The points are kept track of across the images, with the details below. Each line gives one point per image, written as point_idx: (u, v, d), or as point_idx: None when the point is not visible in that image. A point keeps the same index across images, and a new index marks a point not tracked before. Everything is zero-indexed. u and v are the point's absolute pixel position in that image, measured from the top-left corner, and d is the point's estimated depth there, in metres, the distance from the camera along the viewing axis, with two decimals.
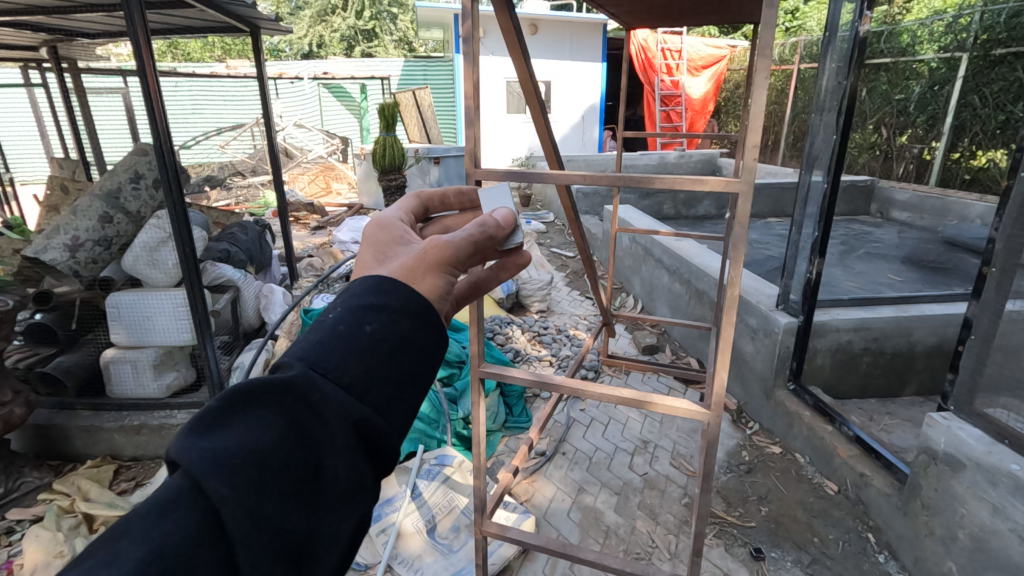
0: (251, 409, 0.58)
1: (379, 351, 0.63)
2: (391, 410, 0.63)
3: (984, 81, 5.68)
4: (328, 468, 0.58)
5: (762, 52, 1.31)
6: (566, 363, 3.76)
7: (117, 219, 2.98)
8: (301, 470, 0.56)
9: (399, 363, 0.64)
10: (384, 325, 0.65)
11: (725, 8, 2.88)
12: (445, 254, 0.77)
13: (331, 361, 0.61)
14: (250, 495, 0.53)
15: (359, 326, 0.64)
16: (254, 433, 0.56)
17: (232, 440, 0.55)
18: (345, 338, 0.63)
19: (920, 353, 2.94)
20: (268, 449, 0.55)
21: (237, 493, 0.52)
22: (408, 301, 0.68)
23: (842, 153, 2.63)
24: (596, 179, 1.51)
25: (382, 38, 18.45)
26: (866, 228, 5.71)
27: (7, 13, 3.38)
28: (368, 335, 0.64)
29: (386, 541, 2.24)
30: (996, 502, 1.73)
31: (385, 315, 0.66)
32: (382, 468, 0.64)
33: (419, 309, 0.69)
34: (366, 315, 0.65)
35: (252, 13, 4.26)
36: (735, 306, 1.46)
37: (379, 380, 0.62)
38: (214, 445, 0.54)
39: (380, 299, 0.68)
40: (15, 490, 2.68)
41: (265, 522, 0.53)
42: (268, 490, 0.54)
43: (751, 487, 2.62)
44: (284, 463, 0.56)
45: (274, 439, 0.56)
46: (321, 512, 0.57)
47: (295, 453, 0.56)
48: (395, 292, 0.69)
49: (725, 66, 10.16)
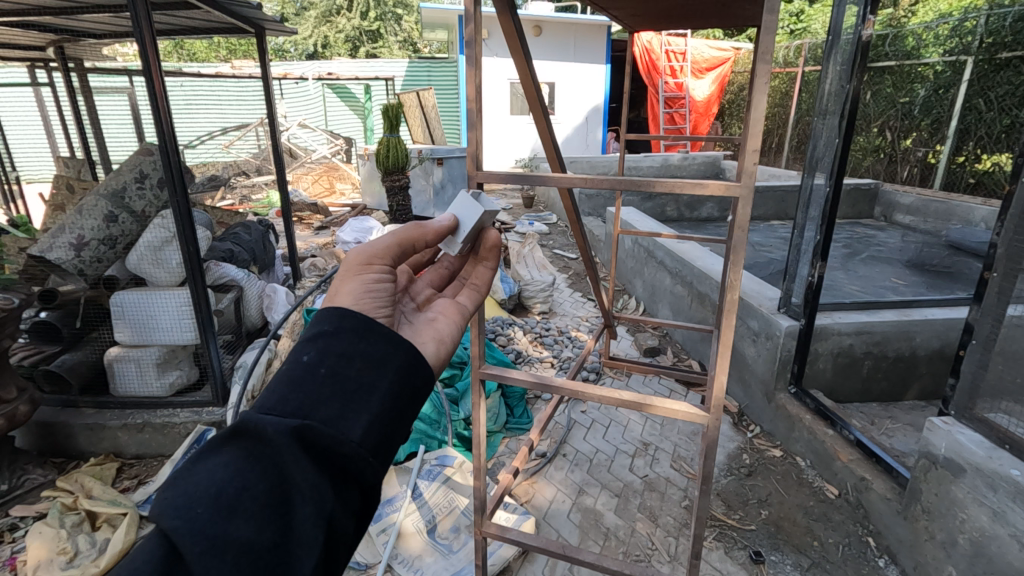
0: (211, 452, 0.67)
1: (317, 374, 0.72)
2: (339, 422, 0.69)
3: (989, 85, 5.61)
4: (286, 487, 0.66)
5: (763, 56, 1.31)
6: (567, 364, 3.77)
7: (122, 219, 3.02)
8: (259, 492, 0.64)
9: (339, 378, 0.72)
10: (320, 351, 0.74)
11: (728, 12, 2.88)
12: (364, 261, 0.93)
13: (274, 396, 0.70)
14: (206, 521, 0.61)
15: (298, 358, 0.74)
16: (211, 472, 0.65)
17: (192, 481, 0.64)
18: (286, 372, 0.72)
19: (923, 357, 2.94)
20: (224, 481, 0.64)
21: (197, 523, 0.61)
22: (343, 321, 0.79)
23: (845, 157, 2.62)
24: (596, 182, 1.52)
25: (387, 38, 18.49)
26: (870, 231, 5.70)
27: (14, 13, 3.40)
28: (305, 365, 0.73)
29: (386, 541, 2.25)
30: (996, 506, 1.73)
31: (320, 342, 0.76)
32: (350, 483, 0.69)
33: (353, 326, 0.78)
34: (302, 347, 0.75)
35: (257, 14, 4.28)
36: (735, 309, 1.46)
37: (320, 399, 0.70)
38: (176, 487, 0.64)
39: (315, 329, 0.78)
40: (19, 487, 2.71)
41: (224, 540, 0.61)
42: (226, 515, 0.62)
43: (751, 490, 2.62)
44: (242, 488, 0.64)
45: (230, 473, 0.65)
46: (288, 527, 0.64)
47: (250, 480, 0.65)
48: (329, 319, 0.79)
49: (729, 68, 10.16)
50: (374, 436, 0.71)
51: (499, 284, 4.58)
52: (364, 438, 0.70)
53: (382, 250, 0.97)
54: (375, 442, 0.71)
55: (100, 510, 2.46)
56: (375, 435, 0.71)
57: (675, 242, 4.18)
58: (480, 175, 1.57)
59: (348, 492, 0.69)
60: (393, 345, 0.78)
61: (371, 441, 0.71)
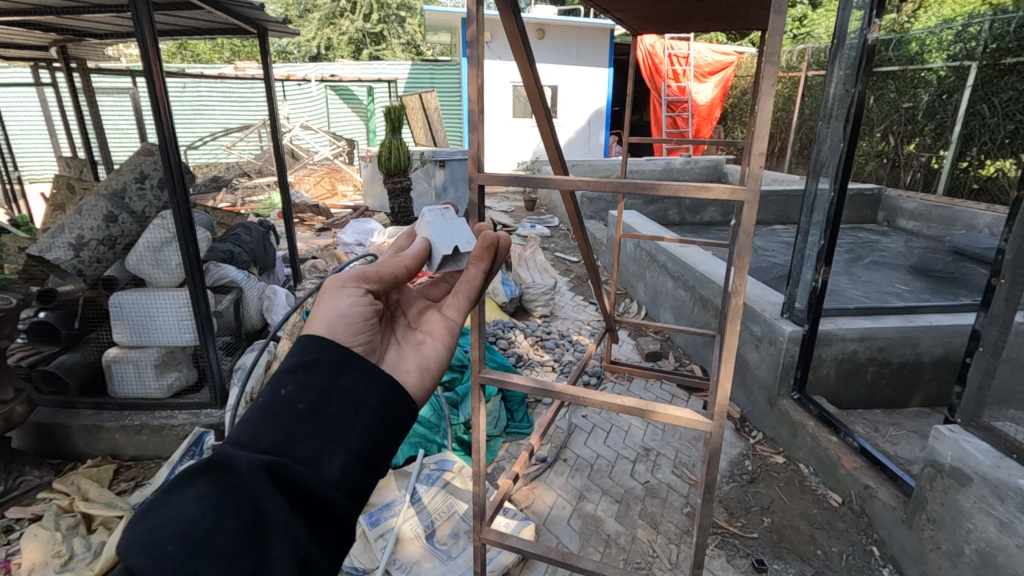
0: (185, 487, 0.66)
1: (295, 410, 0.71)
2: (317, 460, 0.69)
3: (993, 90, 5.55)
4: (261, 524, 0.65)
5: (770, 58, 1.28)
6: (568, 368, 3.75)
7: (122, 219, 3.02)
8: (232, 530, 0.63)
9: (318, 414, 0.72)
10: (299, 384, 0.73)
11: (732, 15, 2.86)
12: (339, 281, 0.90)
13: (250, 432, 0.69)
14: (174, 560, 0.60)
15: (276, 391, 0.72)
16: (184, 509, 0.63)
17: (164, 517, 0.63)
18: (265, 406, 0.71)
19: (928, 364, 2.91)
20: (197, 519, 0.63)
21: (165, 560, 0.59)
22: (323, 352, 0.78)
23: (850, 161, 2.60)
24: (600, 185, 1.49)
25: (390, 41, 18.66)
26: (873, 237, 5.68)
27: (17, 12, 3.40)
28: (284, 398, 0.72)
29: (385, 546, 2.21)
30: (1003, 517, 1.70)
31: (299, 374, 0.74)
32: (324, 522, 0.69)
33: (334, 359, 0.77)
34: (280, 379, 0.74)
35: (260, 15, 4.30)
36: (740, 315, 1.43)
37: (298, 436, 0.70)
38: (145, 525, 0.62)
39: (294, 359, 0.76)
40: (15, 488, 2.67)
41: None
42: (197, 553, 0.60)
43: (754, 497, 2.59)
44: (214, 527, 0.63)
45: (203, 509, 0.63)
46: (260, 567, 0.63)
47: (224, 517, 0.63)
48: (309, 350, 0.78)
49: (731, 72, 10.15)
50: (352, 474, 0.71)
51: (500, 287, 4.57)
52: (341, 478, 0.70)
53: (362, 272, 0.94)
54: (353, 481, 0.71)
55: (96, 513, 2.44)
56: (353, 474, 0.71)
57: (677, 246, 4.16)
58: (482, 177, 1.55)
59: (322, 529, 0.68)
60: (373, 379, 0.77)
61: (349, 479, 0.70)
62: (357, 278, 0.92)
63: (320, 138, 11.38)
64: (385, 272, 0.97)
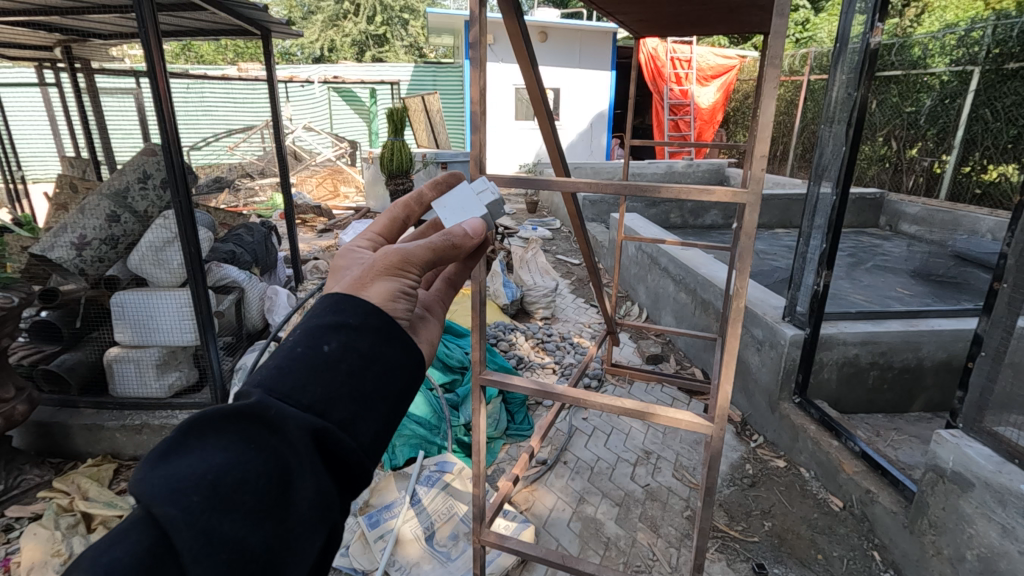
0: (213, 433, 0.63)
1: (338, 370, 0.69)
2: (352, 426, 0.68)
3: (996, 95, 5.56)
4: (291, 483, 0.63)
5: (772, 62, 1.28)
6: (569, 371, 3.75)
7: (124, 219, 3.03)
8: (262, 486, 0.61)
9: (358, 379, 0.70)
10: (343, 345, 0.71)
11: (735, 19, 2.86)
12: (398, 260, 0.83)
13: (287, 384, 0.67)
14: (202, 514, 0.57)
15: (317, 346, 0.70)
16: (211, 457, 0.61)
17: (189, 465, 0.60)
18: (306, 359, 0.69)
19: (929, 369, 2.90)
20: (226, 469, 0.60)
21: (191, 512, 0.57)
22: (367, 317, 0.75)
23: (852, 165, 2.60)
24: (602, 186, 1.48)
25: (393, 43, 18.73)
26: (875, 241, 5.67)
27: (22, 12, 3.42)
28: (327, 355, 0.70)
29: (384, 547, 2.21)
30: (1005, 522, 1.69)
31: (342, 333, 0.72)
32: (344, 486, 0.69)
33: (379, 326, 0.75)
34: (323, 335, 0.71)
35: (264, 17, 4.31)
36: (741, 318, 1.42)
37: (337, 398, 0.68)
38: (168, 471, 0.59)
39: (338, 318, 0.74)
40: (15, 488, 2.66)
41: (219, 537, 0.57)
42: (225, 508, 0.58)
43: (754, 501, 2.59)
44: (243, 481, 0.60)
45: (231, 459, 0.61)
46: (285, 527, 0.62)
47: (255, 472, 0.61)
48: (355, 312, 0.75)
49: (735, 76, 10.15)
50: (379, 444, 0.71)
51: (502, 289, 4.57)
52: (369, 446, 0.69)
53: (417, 255, 0.87)
54: (378, 450, 0.71)
55: (96, 512, 2.47)
56: (379, 443, 0.71)
57: (678, 249, 4.16)
58: (484, 178, 1.55)
59: (343, 495, 0.68)
60: (409, 353, 0.77)
61: (376, 448, 0.70)
62: (414, 264, 0.85)
63: (323, 140, 11.41)
64: (434, 263, 0.91)
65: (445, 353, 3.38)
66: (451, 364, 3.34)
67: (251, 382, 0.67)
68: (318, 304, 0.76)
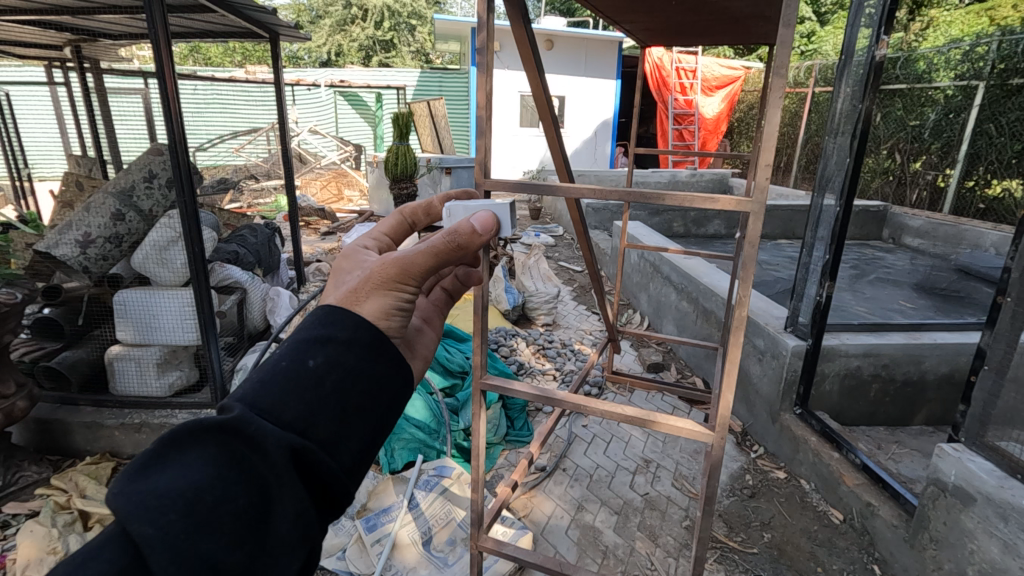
0: (191, 448, 0.62)
1: (322, 385, 0.68)
2: (333, 445, 0.67)
3: (1001, 110, 5.54)
4: (270, 502, 0.62)
5: (778, 71, 1.28)
6: (570, 377, 3.74)
7: (129, 218, 3.06)
8: (239, 504, 0.60)
9: (342, 395, 0.69)
10: (328, 358, 0.70)
11: (740, 29, 2.87)
12: (395, 271, 0.83)
13: (270, 400, 0.66)
14: (181, 534, 0.56)
15: (302, 360, 0.69)
16: (188, 473, 0.60)
17: (167, 480, 0.59)
18: (289, 372, 0.68)
19: (931, 382, 2.89)
20: (204, 486, 0.59)
21: (167, 532, 0.56)
22: (355, 331, 0.74)
23: (856, 177, 2.58)
24: (606, 193, 1.47)
25: (400, 48, 18.83)
26: (878, 253, 5.66)
27: (33, 12, 3.46)
28: (312, 369, 0.69)
29: (381, 551, 2.20)
30: (1007, 538, 1.68)
31: (330, 347, 0.72)
32: (326, 502, 0.68)
33: (368, 340, 0.74)
34: (309, 349, 0.71)
35: (272, 20, 4.34)
36: (744, 327, 1.41)
37: (319, 414, 0.67)
38: (144, 487, 0.58)
39: (326, 331, 0.73)
40: (13, 483, 2.69)
41: (194, 559, 0.56)
42: (202, 529, 0.57)
43: (754, 512, 2.57)
44: (222, 498, 0.60)
45: (210, 476, 0.60)
46: (263, 548, 0.61)
47: (234, 491, 0.60)
48: (344, 325, 0.74)
49: (739, 87, 10.20)
50: (360, 465, 0.70)
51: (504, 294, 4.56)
52: (351, 464, 0.69)
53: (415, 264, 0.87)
54: (358, 470, 0.70)
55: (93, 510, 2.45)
56: (360, 463, 0.70)
57: (681, 258, 4.16)
58: (488, 183, 1.55)
59: (324, 518, 0.67)
60: (397, 369, 0.76)
61: (357, 468, 0.70)
62: (411, 279, 0.85)
63: (328, 143, 11.47)
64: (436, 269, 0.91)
65: (446, 357, 3.41)
66: (451, 368, 3.36)
67: (234, 395, 0.67)
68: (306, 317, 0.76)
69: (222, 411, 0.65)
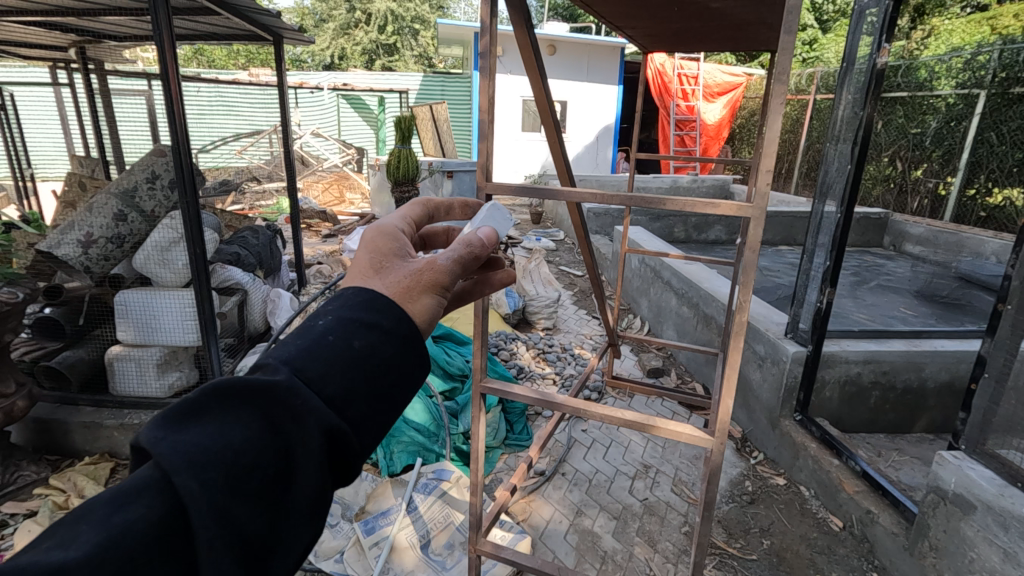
0: (234, 406, 0.62)
1: (364, 369, 0.69)
2: (362, 428, 0.69)
3: (1002, 119, 5.54)
4: (291, 476, 0.63)
5: (779, 78, 1.28)
6: (570, 382, 3.73)
7: (131, 219, 3.08)
8: (268, 472, 0.61)
9: (379, 381, 0.70)
10: (371, 343, 0.71)
11: (742, 36, 2.88)
12: (439, 275, 0.82)
13: (314, 372, 0.67)
14: (218, 493, 0.56)
15: (348, 340, 0.70)
16: (231, 432, 0.60)
17: (208, 435, 0.59)
18: (335, 349, 0.69)
19: (932, 390, 2.89)
20: (243, 449, 0.59)
21: (206, 492, 0.56)
22: (397, 321, 0.74)
23: (856, 184, 2.59)
24: (607, 198, 1.47)
25: (403, 52, 18.93)
26: (878, 261, 5.65)
27: (38, 12, 3.48)
28: (356, 351, 0.70)
29: (377, 555, 2.18)
30: (1006, 547, 1.67)
31: (372, 332, 0.72)
32: (339, 481, 0.70)
33: (406, 334, 0.74)
34: (354, 329, 0.71)
35: (277, 23, 4.35)
36: (744, 332, 1.41)
37: (355, 397, 0.68)
38: (188, 437, 0.58)
39: (372, 316, 0.73)
40: (11, 483, 2.68)
41: (225, 523, 0.56)
42: (234, 493, 0.57)
43: (753, 518, 2.56)
44: (256, 464, 0.60)
45: (251, 440, 0.61)
46: (281, 517, 0.62)
47: (267, 459, 0.61)
48: (388, 313, 0.75)
49: (741, 93, 10.24)
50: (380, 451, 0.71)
51: (504, 298, 4.57)
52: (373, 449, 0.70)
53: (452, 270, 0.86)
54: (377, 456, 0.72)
55: None
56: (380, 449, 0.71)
57: (682, 263, 4.16)
58: (489, 187, 1.55)
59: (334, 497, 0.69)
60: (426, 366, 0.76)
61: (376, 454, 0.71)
62: (452, 281, 0.84)
63: (330, 146, 11.50)
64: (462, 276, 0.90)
65: (446, 360, 3.42)
66: (451, 372, 3.37)
67: (278, 359, 0.68)
68: (351, 294, 0.76)
69: (268, 372, 0.66)
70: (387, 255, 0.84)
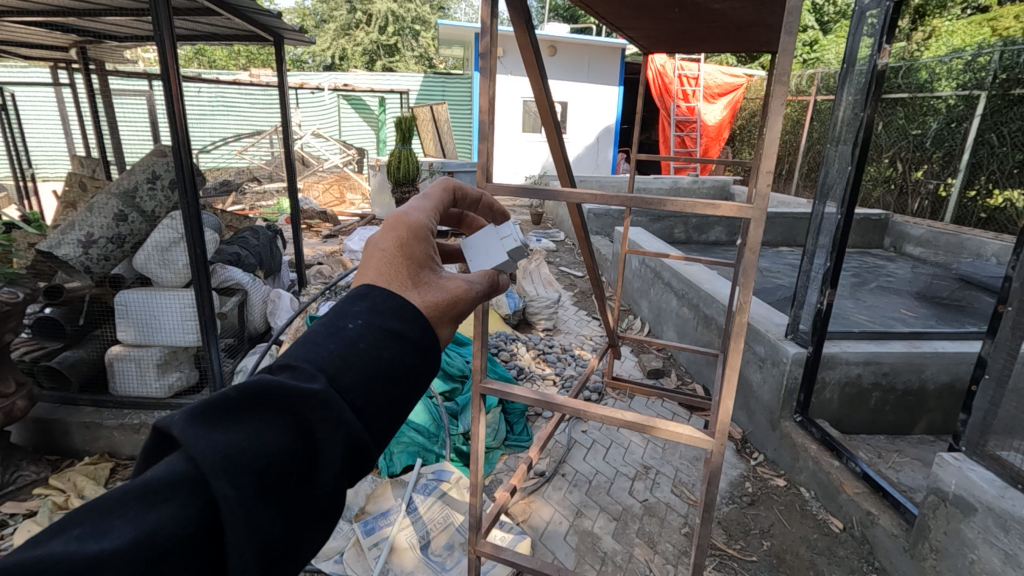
0: (270, 410, 0.63)
1: (391, 382, 0.71)
2: (382, 439, 0.71)
3: (1003, 120, 5.54)
4: (312, 482, 0.63)
5: (780, 79, 1.28)
6: (569, 383, 3.73)
7: (132, 219, 3.08)
8: (294, 479, 0.62)
9: (400, 395, 0.72)
10: (398, 355, 0.73)
11: (743, 37, 2.88)
12: (465, 303, 0.86)
13: (348, 381, 0.68)
14: (253, 500, 0.57)
15: (378, 350, 0.72)
16: (265, 437, 0.61)
17: (244, 438, 0.59)
18: (365, 359, 0.70)
19: (932, 391, 2.89)
20: (276, 457, 0.60)
21: (242, 498, 0.56)
22: (421, 335, 0.77)
23: (857, 186, 2.59)
24: (607, 198, 1.47)
25: (404, 53, 18.94)
26: (879, 262, 5.65)
27: (39, 13, 3.49)
28: (385, 362, 0.71)
29: (377, 556, 2.18)
30: (1007, 548, 1.67)
31: (398, 344, 0.74)
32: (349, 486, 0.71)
33: (428, 347, 0.77)
34: (384, 340, 0.73)
35: (278, 24, 4.36)
36: (744, 334, 1.40)
37: (379, 410, 0.70)
38: (224, 439, 0.58)
39: (400, 326, 0.75)
40: (11, 483, 2.68)
41: (255, 528, 0.57)
42: (263, 498, 0.58)
43: (753, 520, 2.56)
44: (285, 471, 0.61)
45: (284, 446, 0.61)
46: (299, 523, 0.63)
47: (294, 465, 0.62)
48: (416, 326, 0.77)
49: (741, 94, 10.25)
50: None
51: (504, 299, 4.57)
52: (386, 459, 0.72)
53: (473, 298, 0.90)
54: None
55: None
56: None
57: (682, 264, 4.16)
58: (490, 187, 1.55)
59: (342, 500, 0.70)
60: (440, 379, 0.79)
61: None
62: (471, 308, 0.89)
63: (331, 146, 11.51)
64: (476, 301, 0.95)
65: (446, 361, 3.42)
66: (451, 373, 3.37)
67: (311, 363, 0.68)
68: (380, 298, 0.77)
69: (301, 376, 0.66)
70: (421, 263, 0.85)
